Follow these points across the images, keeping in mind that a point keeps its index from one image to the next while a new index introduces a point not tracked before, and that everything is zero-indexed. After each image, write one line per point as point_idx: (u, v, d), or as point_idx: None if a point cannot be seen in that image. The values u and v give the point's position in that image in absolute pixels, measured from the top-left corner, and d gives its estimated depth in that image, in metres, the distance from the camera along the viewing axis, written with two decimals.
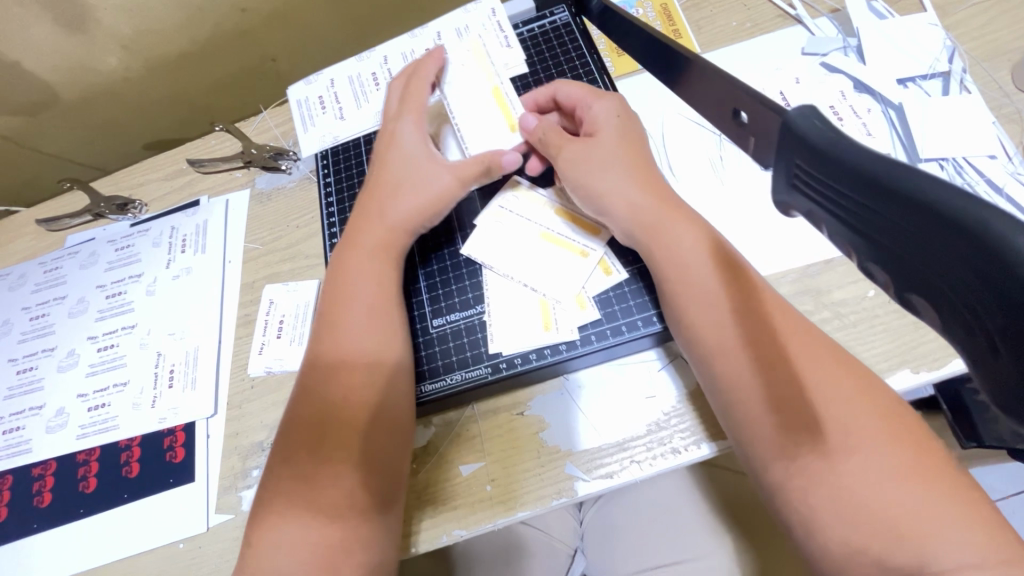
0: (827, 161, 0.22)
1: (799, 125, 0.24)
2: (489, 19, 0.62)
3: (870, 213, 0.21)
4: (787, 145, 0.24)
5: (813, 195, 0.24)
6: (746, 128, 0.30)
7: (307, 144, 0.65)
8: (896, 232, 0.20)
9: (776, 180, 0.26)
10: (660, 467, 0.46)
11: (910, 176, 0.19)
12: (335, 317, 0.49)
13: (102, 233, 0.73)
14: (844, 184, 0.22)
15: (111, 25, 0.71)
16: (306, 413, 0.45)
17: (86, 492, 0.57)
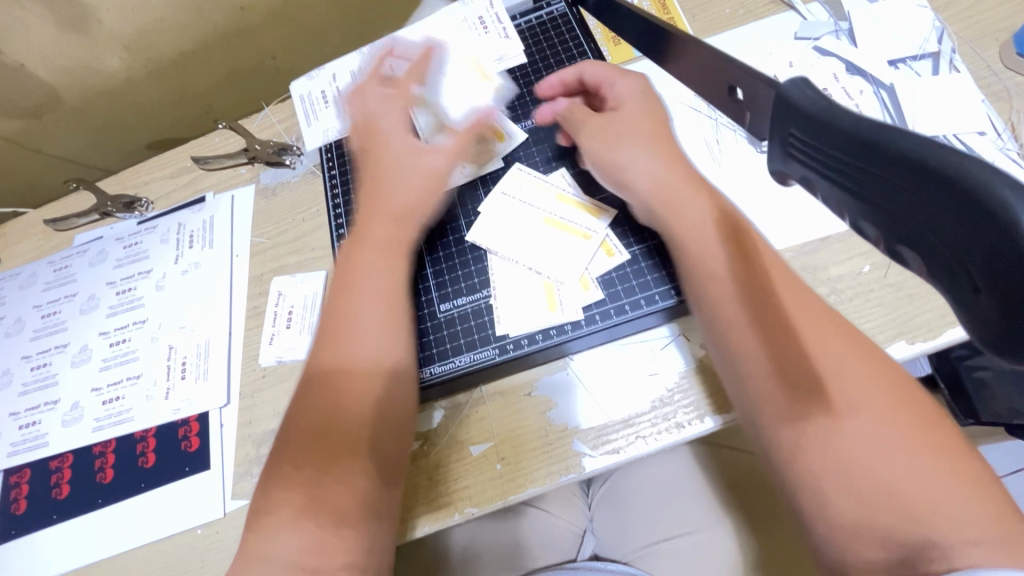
0: (818, 127, 0.24)
1: (793, 95, 0.25)
2: (487, 12, 0.64)
3: (857, 171, 0.22)
4: (781, 113, 0.26)
5: (805, 160, 0.25)
6: (741, 104, 0.32)
7: (312, 139, 0.67)
8: (881, 187, 0.21)
9: (772, 150, 0.27)
10: (665, 442, 0.48)
11: (894, 132, 0.21)
12: (342, 311, 0.49)
13: (109, 231, 0.74)
14: (831, 146, 0.23)
15: (112, 25, 0.72)
16: (316, 393, 0.46)
17: (104, 483, 0.58)
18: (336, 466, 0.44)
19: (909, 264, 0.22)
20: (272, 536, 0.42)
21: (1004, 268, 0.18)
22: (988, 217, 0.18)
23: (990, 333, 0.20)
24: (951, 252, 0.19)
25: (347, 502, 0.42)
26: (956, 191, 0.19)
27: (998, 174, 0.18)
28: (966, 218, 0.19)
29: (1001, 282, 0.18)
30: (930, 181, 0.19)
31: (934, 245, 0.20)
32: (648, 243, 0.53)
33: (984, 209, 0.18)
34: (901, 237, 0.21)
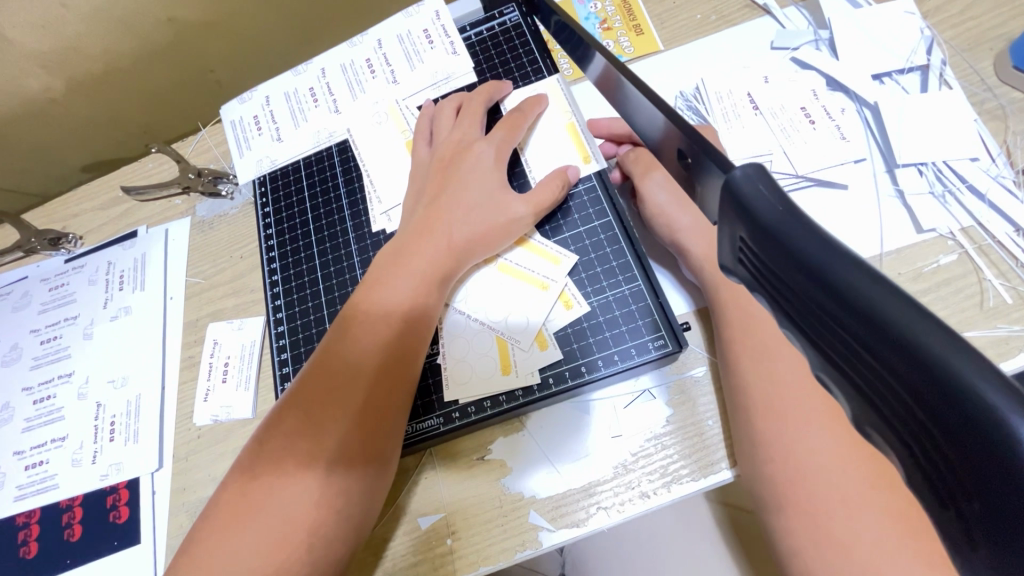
0: (775, 245, 0.18)
1: (742, 189, 0.20)
2: (432, 24, 0.58)
3: (819, 321, 0.17)
4: (728, 211, 0.20)
5: (759, 276, 0.19)
6: (691, 174, 0.26)
7: (244, 170, 0.60)
8: (849, 352, 0.17)
9: (723, 246, 0.21)
10: (628, 513, 0.44)
11: (869, 285, 0.16)
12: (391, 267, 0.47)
13: (34, 270, 0.68)
14: (797, 282, 0.18)
15: (22, 43, 0.65)
16: (303, 394, 0.42)
17: (28, 558, 0.53)
18: (315, 434, 0.41)
19: (872, 440, 0.18)
20: (221, 543, 0.39)
21: (996, 501, 0.14)
22: (977, 432, 0.14)
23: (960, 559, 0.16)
24: (930, 456, 0.15)
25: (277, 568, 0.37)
26: (939, 392, 0.14)
27: (1005, 387, 0.14)
28: (950, 424, 0.14)
29: (993, 519, 0.14)
30: (910, 369, 0.15)
31: (911, 439, 0.16)
32: (612, 293, 0.46)
33: (974, 423, 0.14)
34: (869, 415, 0.17)
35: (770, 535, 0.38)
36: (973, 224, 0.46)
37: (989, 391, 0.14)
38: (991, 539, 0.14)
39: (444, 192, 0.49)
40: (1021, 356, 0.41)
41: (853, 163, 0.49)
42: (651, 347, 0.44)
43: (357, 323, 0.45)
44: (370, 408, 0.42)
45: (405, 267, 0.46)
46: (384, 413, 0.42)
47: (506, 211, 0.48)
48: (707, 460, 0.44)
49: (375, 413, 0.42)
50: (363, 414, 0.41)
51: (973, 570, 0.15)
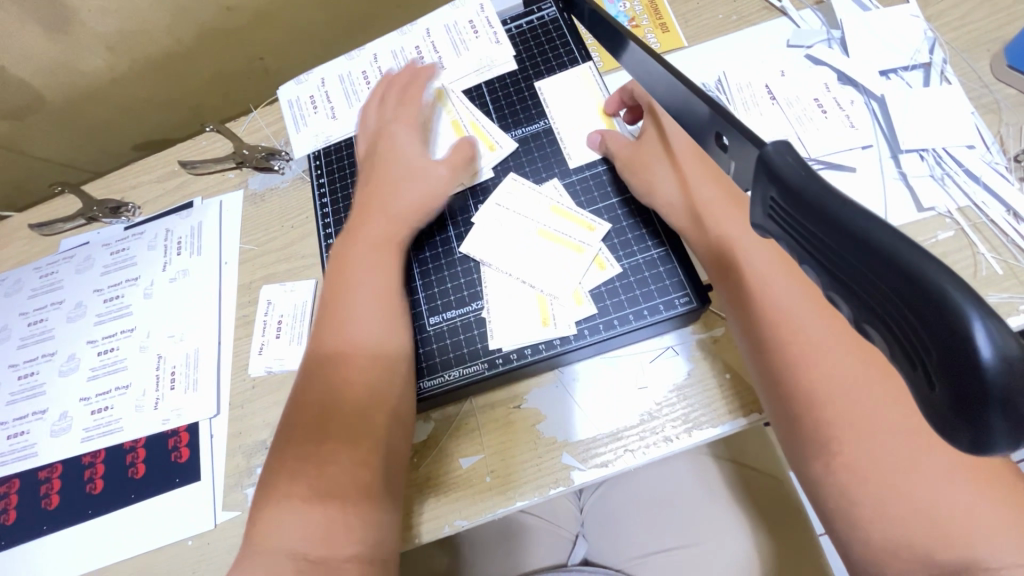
0: (796, 198, 0.24)
1: (775, 160, 0.25)
2: (476, 16, 0.64)
3: (826, 248, 0.23)
4: (762, 177, 0.26)
5: (782, 224, 0.25)
6: (728, 152, 0.31)
7: (300, 145, 0.65)
8: (847, 268, 0.22)
9: (754, 206, 0.27)
10: (653, 455, 0.48)
11: (859, 217, 0.22)
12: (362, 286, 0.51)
13: (96, 236, 0.73)
14: (802, 218, 0.24)
15: (95, 26, 0.71)
16: (304, 402, 0.47)
17: (94, 493, 0.58)
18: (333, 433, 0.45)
19: (875, 345, 0.22)
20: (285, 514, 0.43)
21: (953, 366, 0.18)
22: (941, 319, 0.18)
23: (940, 418, 0.19)
24: (909, 340, 0.20)
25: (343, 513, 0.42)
26: (911, 281, 0.19)
27: (953, 283, 0.19)
28: (919, 302, 0.19)
29: (950, 366, 0.18)
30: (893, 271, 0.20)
31: (899, 329, 0.20)
32: (641, 256, 0.51)
33: (939, 309, 0.18)
34: (873, 316, 0.21)
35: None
36: (969, 204, 0.51)
37: (951, 287, 0.18)
38: (956, 401, 0.18)
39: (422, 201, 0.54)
40: (1009, 320, 0.46)
41: (861, 149, 0.54)
42: (677, 304, 0.49)
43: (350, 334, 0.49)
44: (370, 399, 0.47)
45: (386, 271, 0.52)
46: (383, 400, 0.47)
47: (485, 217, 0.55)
48: (724, 409, 0.48)
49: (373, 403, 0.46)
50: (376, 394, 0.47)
51: (948, 421, 0.19)
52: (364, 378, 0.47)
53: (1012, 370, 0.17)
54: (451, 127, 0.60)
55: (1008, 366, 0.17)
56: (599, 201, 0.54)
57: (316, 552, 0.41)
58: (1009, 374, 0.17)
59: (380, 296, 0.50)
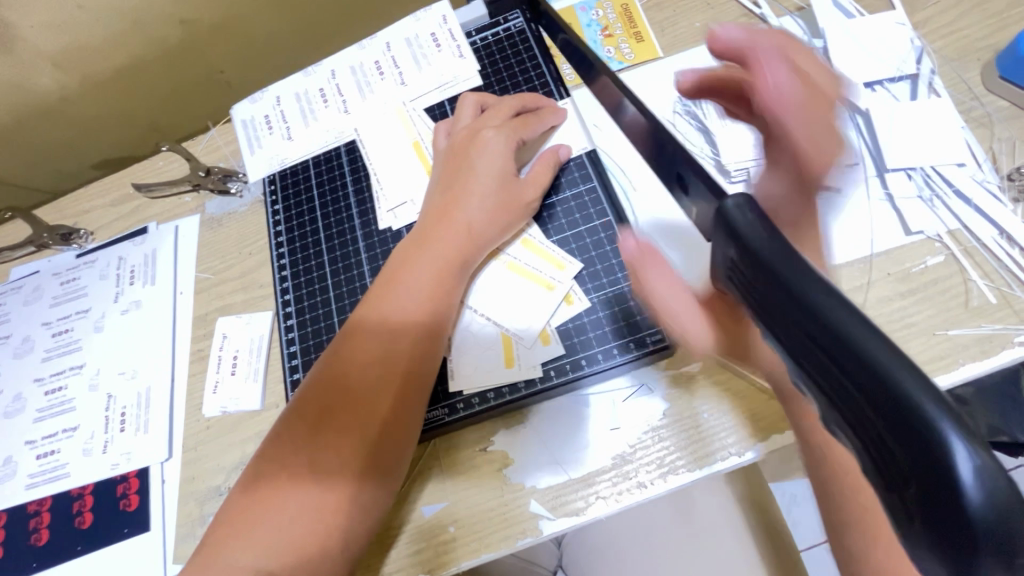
0: (756, 264, 0.21)
1: (734, 218, 0.23)
2: (439, 28, 0.60)
3: (787, 328, 0.20)
4: (725, 233, 0.23)
5: (740, 291, 0.23)
6: (689, 197, 0.28)
7: (254, 167, 0.62)
8: (808, 355, 0.19)
9: (715, 265, 0.25)
10: (626, 503, 0.45)
11: (822, 293, 0.19)
12: (383, 296, 0.46)
13: (45, 264, 0.70)
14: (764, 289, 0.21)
15: (38, 43, 0.67)
16: (307, 415, 0.42)
17: (38, 545, 0.55)
18: (322, 463, 0.41)
19: (840, 442, 0.19)
20: (241, 535, 0.40)
21: (930, 491, 0.15)
22: (912, 437, 0.16)
23: (914, 546, 0.17)
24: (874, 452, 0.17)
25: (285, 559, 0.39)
26: (874, 383, 0.16)
27: (927, 387, 0.16)
28: (885, 410, 0.16)
29: (925, 494, 0.15)
30: (859, 369, 0.17)
31: (863, 432, 0.17)
32: (611, 289, 0.48)
33: (905, 417, 0.16)
34: (834, 414, 0.19)
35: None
36: (960, 227, 0.48)
37: (921, 390, 0.16)
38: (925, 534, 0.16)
39: (451, 209, 0.48)
40: (1003, 353, 0.43)
41: (846, 167, 0.51)
42: (649, 341, 0.46)
43: (358, 344, 0.44)
44: (372, 439, 0.42)
45: (411, 281, 0.46)
46: (383, 442, 0.42)
47: (504, 229, 0.49)
48: (702, 451, 0.45)
49: (375, 446, 0.42)
50: (380, 429, 0.42)
51: (917, 549, 0.16)
52: (375, 401, 0.42)
53: (995, 501, 0.15)
54: (411, 150, 0.57)
55: (990, 497, 0.15)
56: (567, 229, 0.51)
57: None
58: (993, 508, 0.14)
59: (399, 309, 0.45)
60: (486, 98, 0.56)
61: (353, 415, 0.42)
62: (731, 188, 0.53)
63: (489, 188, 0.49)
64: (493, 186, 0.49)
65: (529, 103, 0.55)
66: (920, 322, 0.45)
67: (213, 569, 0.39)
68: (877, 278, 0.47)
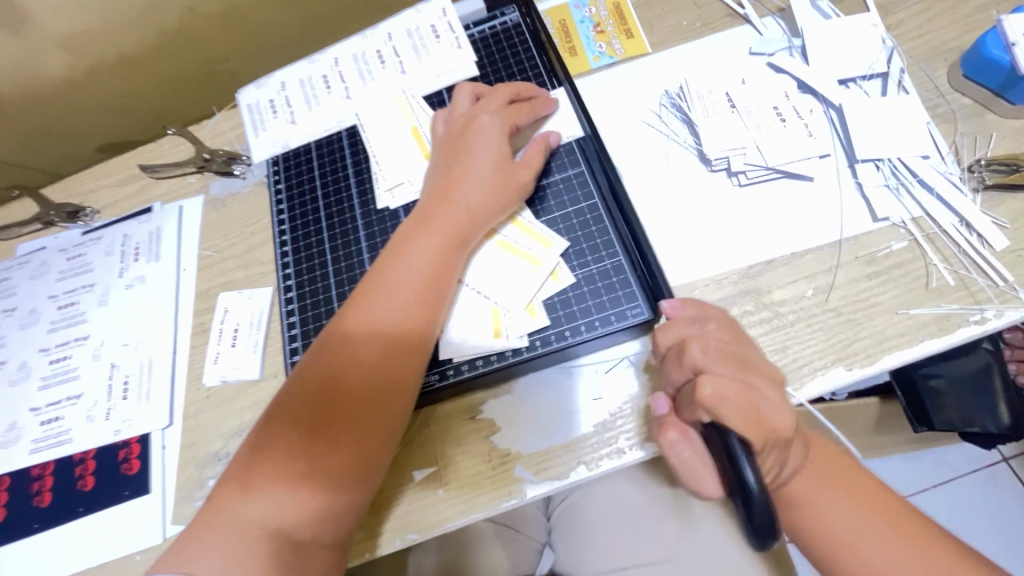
0: None
1: None
2: (439, 20, 0.63)
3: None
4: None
5: None
6: None
7: (258, 149, 0.64)
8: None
9: None
10: (606, 467, 0.48)
11: None
12: (383, 274, 0.48)
13: (52, 241, 0.72)
14: None
15: (50, 26, 0.69)
16: (314, 387, 0.44)
17: (41, 507, 0.57)
18: (328, 430, 0.43)
19: None
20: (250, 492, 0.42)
21: None
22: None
23: None
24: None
25: (295, 509, 0.42)
26: None
27: None
28: None
29: None
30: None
31: None
32: (596, 266, 0.51)
33: None
34: None
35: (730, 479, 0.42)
36: (922, 215, 0.51)
37: None
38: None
39: (452, 191, 0.51)
40: (958, 331, 0.46)
41: (819, 158, 0.54)
42: (630, 314, 0.49)
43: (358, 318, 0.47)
44: (379, 404, 0.44)
45: (410, 258, 0.48)
46: (389, 407, 0.45)
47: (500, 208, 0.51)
48: None
49: (376, 413, 0.44)
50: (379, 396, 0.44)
51: None
52: (374, 372, 0.45)
53: None
54: (409, 134, 0.59)
55: None
56: (556, 210, 0.54)
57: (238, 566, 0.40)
58: None
59: (401, 288, 0.47)
60: (481, 87, 0.58)
61: (359, 385, 0.44)
62: (712, 176, 0.56)
63: (485, 169, 0.51)
64: (490, 169, 0.51)
65: (522, 92, 0.57)
66: (884, 301, 0.48)
67: (222, 521, 0.41)
68: (844, 261, 0.50)
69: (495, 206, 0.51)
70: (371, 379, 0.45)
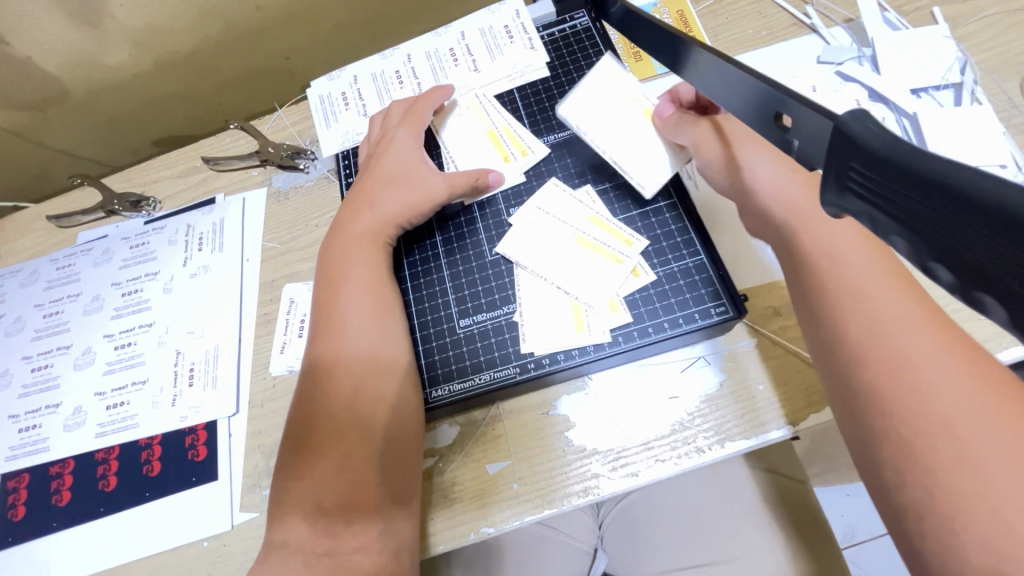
0: (884, 165, 0.24)
1: (853, 128, 0.25)
2: (512, 21, 0.65)
3: (932, 216, 0.23)
4: (841, 149, 0.26)
5: (868, 198, 0.25)
6: (789, 133, 0.31)
7: (329, 140, 0.65)
8: (959, 233, 0.22)
9: (825, 186, 0.27)
10: (685, 466, 0.48)
11: (966, 177, 0.21)
12: (339, 289, 0.51)
13: (115, 230, 0.73)
14: (901, 189, 0.23)
15: (124, 20, 0.71)
16: (304, 387, 0.48)
17: (107, 491, 0.57)
18: (317, 442, 0.45)
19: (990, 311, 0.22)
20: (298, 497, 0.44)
21: None
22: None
23: None
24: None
25: (367, 504, 0.43)
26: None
27: None
28: None
29: None
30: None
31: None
32: (676, 265, 0.51)
33: None
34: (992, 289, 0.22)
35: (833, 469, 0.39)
36: None
37: None
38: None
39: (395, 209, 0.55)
40: None
41: None
42: (712, 313, 0.49)
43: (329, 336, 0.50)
44: (357, 402, 0.46)
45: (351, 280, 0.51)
46: (367, 402, 0.46)
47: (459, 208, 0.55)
48: (757, 420, 0.48)
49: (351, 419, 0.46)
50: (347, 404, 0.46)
51: None
52: (348, 381, 0.47)
53: None
54: (484, 133, 0.60)
55: None
56: (634, 208, 0.54)
57: (322, 545, 0.42)
58: None
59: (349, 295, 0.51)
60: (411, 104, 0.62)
61: (331, 390, 0.47)
62: None
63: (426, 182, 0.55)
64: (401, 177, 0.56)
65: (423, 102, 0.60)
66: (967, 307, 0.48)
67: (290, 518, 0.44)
68: None
69: (406, 214, 0.54)
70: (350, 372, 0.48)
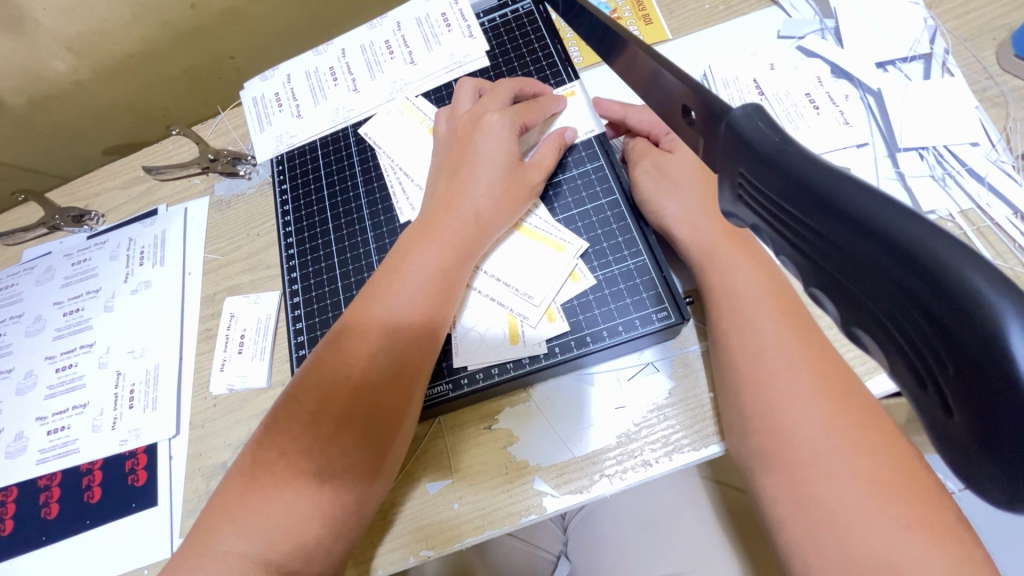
0: (768, 168, 0.21)
1: (743, 127, 0.22)
2: (450, 8, 0.61)
3: (810, 232, 0.19)
4: (733, 148, 0.22)
5: (753, 206, 0.22)
6: (694, 127, 0.27)
7: (263, 145, 0.62)
8: (832, 254, 0.19)
9: (722, 190, 0.24)
10: (631, 481, 0.45)
11: (846, 186, 0.18)
12: (397, 264, 0.46)
13: (58, 246, 0.70)
14: (783, 196, 0.20)
15: (52, 26, 0.67)
16: (327, 354, 0.43)
17: (48, 519, 0.55)
18: (324, 424, 0.40)
19: (868, 351, 0.20)
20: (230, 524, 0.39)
21: (972, 374, 0.16)
22: (965, 316, 0.15)
23: (951, 449, 0.18)
24: (917, 346, 0.17)
25: None
26: (918, 269, 0.16)
27: (975, 262, 0.15)
28: (929, 302, 0.16)
29: (969, 385, 0.16)
30: (896, 262, 0.17)
31: (904, 333, 0.18)
32: (617, 267, 0.48)
33: (947, 291, 0.16)
34: (869, 325, 0.19)
35: (754, 490, 0.38)
36: (973, 207, 0.47)
37: (975, 273, 0.15)
38: (977, 415, 0.16)
39: (457, 197, 0.48)
40: None
41: (857, 147, 0.51)
42: (655, 318, 0.46)
43: (367, 316, 0.44)
44: (385, 408, 0.41)
45: (417, 264, 0.45)
46: (394, 412, 0.41)
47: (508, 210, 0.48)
48: (707, 430, 0.45)
49: (369, 418, 0.40)
50: (373, 402, 0.41)
51: (956, 442, 0.17)
52: (374, 363, 0.42)
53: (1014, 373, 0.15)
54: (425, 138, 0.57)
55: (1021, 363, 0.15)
56: (573, 210, 0.51)
57: None
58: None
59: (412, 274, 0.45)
60: (484, 84, 0.56)
61: (361, 381, 0.41)
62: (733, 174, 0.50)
63: (495, 173, 0.49)
64: (500, 171, 0.49)
65: (527, 88, 0.55)
66: None
67: (204, 556, 0.38)
68: None
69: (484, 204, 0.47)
70: (385, 354, 0.42)
